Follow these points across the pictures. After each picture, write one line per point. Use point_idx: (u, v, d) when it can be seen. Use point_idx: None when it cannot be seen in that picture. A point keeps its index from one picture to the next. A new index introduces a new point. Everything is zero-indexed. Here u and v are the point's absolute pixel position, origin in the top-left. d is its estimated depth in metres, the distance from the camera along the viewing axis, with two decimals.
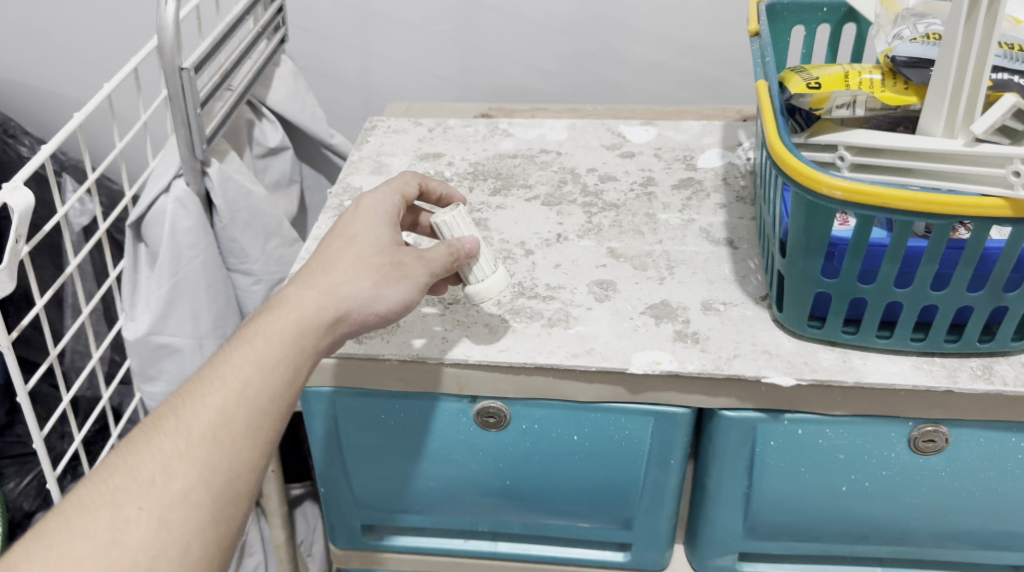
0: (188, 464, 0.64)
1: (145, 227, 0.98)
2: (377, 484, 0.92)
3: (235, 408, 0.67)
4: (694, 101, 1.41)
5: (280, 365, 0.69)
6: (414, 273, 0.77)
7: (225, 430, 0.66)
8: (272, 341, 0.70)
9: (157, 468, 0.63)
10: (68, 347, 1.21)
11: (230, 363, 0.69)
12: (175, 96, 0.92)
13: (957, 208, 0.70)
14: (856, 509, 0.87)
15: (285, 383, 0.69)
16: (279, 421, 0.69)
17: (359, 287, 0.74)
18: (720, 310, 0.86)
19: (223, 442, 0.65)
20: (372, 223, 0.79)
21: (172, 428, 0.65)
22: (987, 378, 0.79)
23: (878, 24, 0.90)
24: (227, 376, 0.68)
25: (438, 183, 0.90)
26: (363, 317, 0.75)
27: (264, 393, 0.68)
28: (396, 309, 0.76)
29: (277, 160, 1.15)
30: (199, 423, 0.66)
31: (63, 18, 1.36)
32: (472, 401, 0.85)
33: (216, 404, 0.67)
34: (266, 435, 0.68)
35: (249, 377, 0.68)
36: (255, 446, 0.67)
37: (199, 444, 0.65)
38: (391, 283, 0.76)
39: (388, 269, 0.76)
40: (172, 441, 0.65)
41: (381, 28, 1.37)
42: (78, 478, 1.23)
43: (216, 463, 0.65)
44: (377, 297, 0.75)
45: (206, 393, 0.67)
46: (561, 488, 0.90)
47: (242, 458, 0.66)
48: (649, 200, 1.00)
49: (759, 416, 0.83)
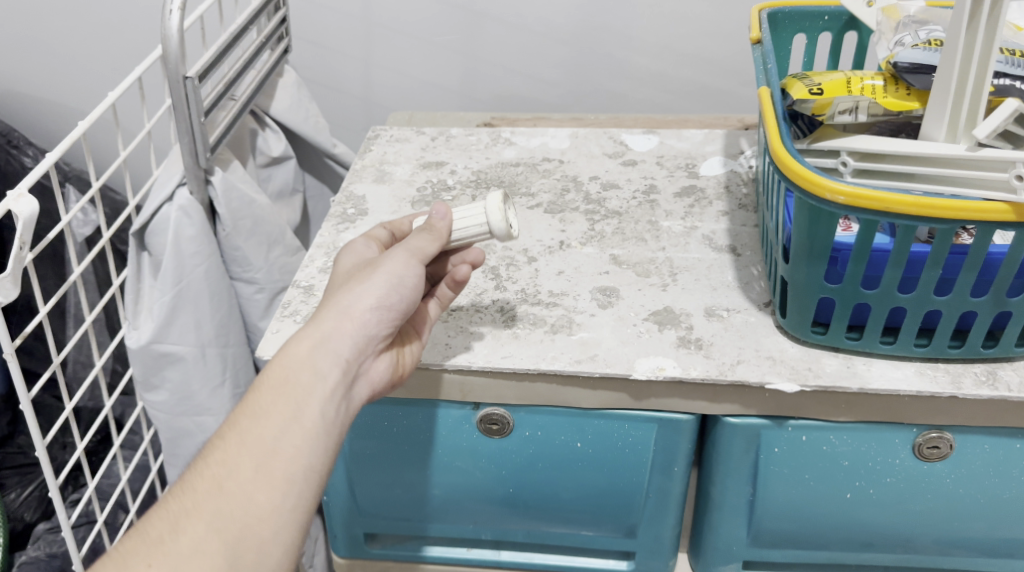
0: (195, 519, 0.63)
1: (148, 235, 0.97)
2: (381, 491, 0.92)
3: (237, 457, 0.66)
4: (696, 111, 1.41)
5: (277, 406, 0.68)
6: (385, 262, 0.75)
7: (230, 479, 0.64)
8: (265, 386, 0.69)
9: (164, 528, 0.62)
10: (71, 357, 1.21)
11: (229, 419, 0.68)
12: (179, 105, 0.92)
13: (963, 213, 0.70)
14: (860, 516, 0.86)
15: (286, 419, 0.67)
16: (293, 458, 0.66)
17: (338, 300, 0.74)
18: (724, 316, 0.86)
19: (231, 490, 0.64)
20: (340, 268, 0.80)
21: (179, 489, 0.64)
22: (992, 384, 0.79)
23: (879, 31, 0.91)
24: (226, 431, 0.67)
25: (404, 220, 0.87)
26: (358, 320, 0.73)
27: (266, 437, 0.66)
28: (386, 294, 0.74)
29: (280, 169, 1.15)
30: (203, 479, 0.65)
31: (67, 29, 1.37)
32: (475, 408, 0.85)
33: (218, 458, 0.66)
34: (281, 473, 0.66)
35: (247, 426, 0.67)
36: (269, 489, 0.65)
37: (206, 497, 0.64)
38: (367, 278, 0.75)
39: (363, 273, 0.76)
40: (178, 501, 0.64)
41: (384, 39, 1.38)
42: (79, 489, 1.23)
43: (224, 513, 0.63)
44: (357, 297, 0.73)
45: (209, 451, 0.66)
46: (565, 495, 0.89)
47: (256, 502, 0.64)
48: (651, 208, 1.01)
49: (763, 422, 0.83)
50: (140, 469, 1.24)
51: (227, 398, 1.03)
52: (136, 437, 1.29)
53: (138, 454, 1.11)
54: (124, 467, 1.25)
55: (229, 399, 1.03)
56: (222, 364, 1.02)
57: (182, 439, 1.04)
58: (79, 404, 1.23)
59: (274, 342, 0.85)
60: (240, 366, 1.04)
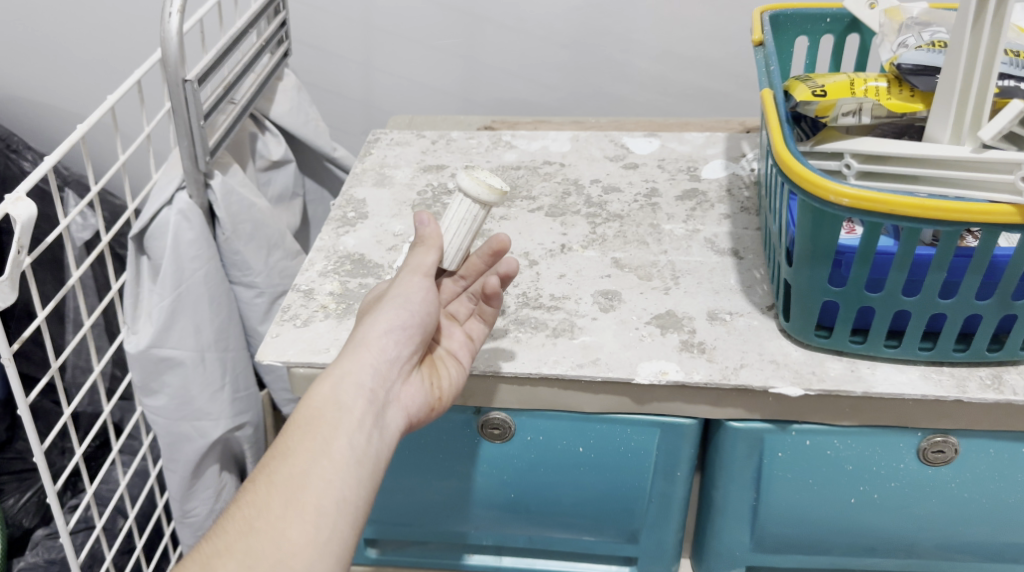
0: (226, 559, 0.61)
1: (147, 239, 0.97)
2: (382, 498, 0.91)
3: (267, 495, 0.64)
4: (696, 114, 1.41)
5: (303, 444, 0.67)
6: (391, 290, 0.76)
7: (260, 517, 0.63)
8: (291, 426, 0.68)
9: (195, 570, 0.61)
10: (70, 362, 1.21)
11: (258, 463, 0.67)
12: (179, 108, 0.91)
13: (970, 217, 0.69)
14: (864, 521, 0.86)
15: (314, 453, 0.66)
16: (324, 491, 0.65)
17: (354, 334, 0.74)
18: (726, 319, 0.86)
19: (261, 528, 0.63)
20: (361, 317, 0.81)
21: (210, 534, 0.64)
22: (997, 388, 0.78)
23: (883, 33, 0.89)
24: (255, 473, 0.66)
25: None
26: (377, 346, 0.72)
27: (294, 473, 0.65)
28: (398, 315, 0.74)
29: (279, 174, 1.14)
30: (233, 520, 0.64)
31: (66, 32, 1.37)
32: (476, 412, 0.84)
33: (247, 498, 0.65)
34: (314, 507, 0.64)
35: (275, 465, 0.66)
36: (301, 523, 0.63)
37: (237, 537, 0.62)
38: (378, 308, 0.75)
39: (374, 306, 0.76)
40: (209, 544, 0.63)
41: (384, 43, 1.38)
42: (78, 495, 1.22)
43: (256, 551, 0.62)
44: (371, 325, 0.73)
45: (239, 494, 0.66)
46: (566, 501, 0.89)
47: (288, 537, 0.63)
48: (652, 211, 1.00)
49: (766, 427, 0.82)
50: (139, 474, 1.23)
51: (227, 403, 1.02)
52: (135, 442, 1.28)
53: (136, 460, 1.11)
54: (122, 472, 1.24)
55: (229, 404, 1.02)
56: (221, 369, 1.01)
57: (180, 445, 1.03)
58: (78, 409, 1.22)
59: (273, 346, 0.84)
60: (240, 371, 1.03)
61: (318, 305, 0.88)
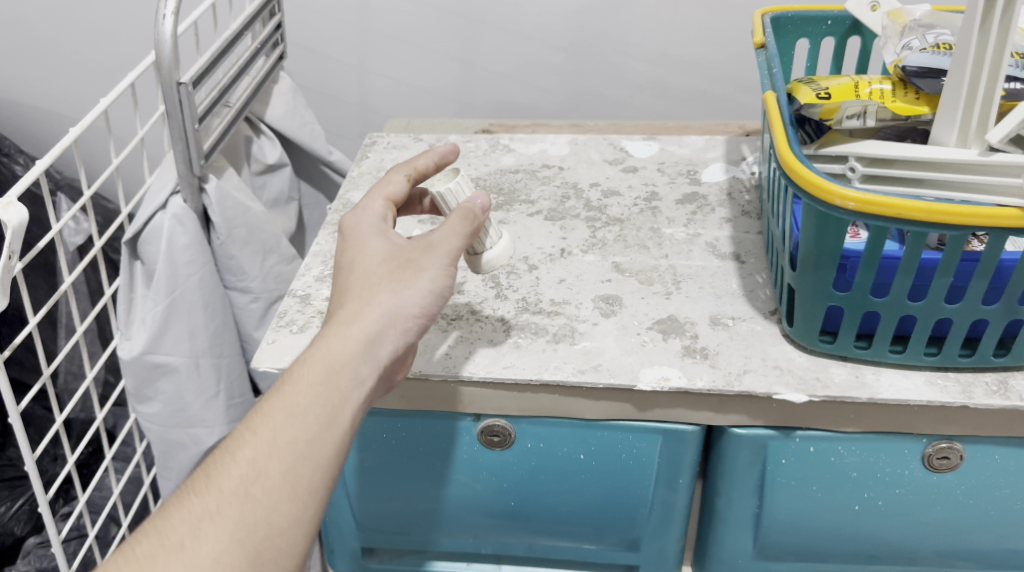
0: (219, 525, 0.61)
1: (141, 244, 0.95)
2: (379, 507, 0.90)
3: (268, 458, 0.64)
4: (695, 117, 1.40)
5: (312, 408, 0.66)
6: (428, 266, 0.72)
7: (257, 484, 0.63)
8: (301, 385, 0.67)
9: (185, 532, 0.61)
10: (62, 367, 1.19)
11: (262, 412, 0.66)
12: (173, 112, 0.90)
13: (975, 221, 0.68)
14: (868, 528, 0.85)
15: (322, 425, 0.66)
16: (321, 470, 0.65)
17: (380, 302, 0.70)
18: (728, 325, 0.84)
19: (256, 497, 0.63)
20: (364, 237, 0.75)
21: (202, 486, 0.63)
22: (1003, 394, 0.77)
23: (885, 36, 0.88)
24: (256, 427, 0.65)
25: (423, 160, 0.82)
26: (403, 327, 0.70)
27: (299, 440, 0.65)
28: (428, 303, 0.71)
29: (275, 177, 1.13)
30: (229, 480, 0.63)
31: (59, 36, 1.35)
32: (476, 419, 0.83)
33: (247, 456, 0.64)
34: (309, 484, 0.64)
35: (279, 425, 0.65)
36: (295, 498, 0.64)
37: (232, 502, 0.62)
38: (410, 282, 0.71)
39: (401, 272, 0.71)
40: (202, 501, 0.62)
41: (379, 46, 1.37)
42: (70, 502, 1.20)
43: (249, 521, 0.62)
44: (403, 303, 0.70)
45: (237, 446, 0.65)
46: (563, 508, 0.87)
47: (281, 512, 0.63)
48: (653, 215, 0.99)
49: (770, 433, 0.81)
50: (132, 481, 1.22)
51: (222, 410, 1.01)
52: (128, 449, 1.26)
53: (130, 467, 1.09)
54: (115, 480, 1.22)
55: (223, 411, 1.01)
56: (216, 375, 1.00)
57: (175, 452, 1.02)
58: (70, 416, 1.20)
59: (270, 353, 0.83)
60: (235, 377, 1.01)
61: (315, 311, 0.87)
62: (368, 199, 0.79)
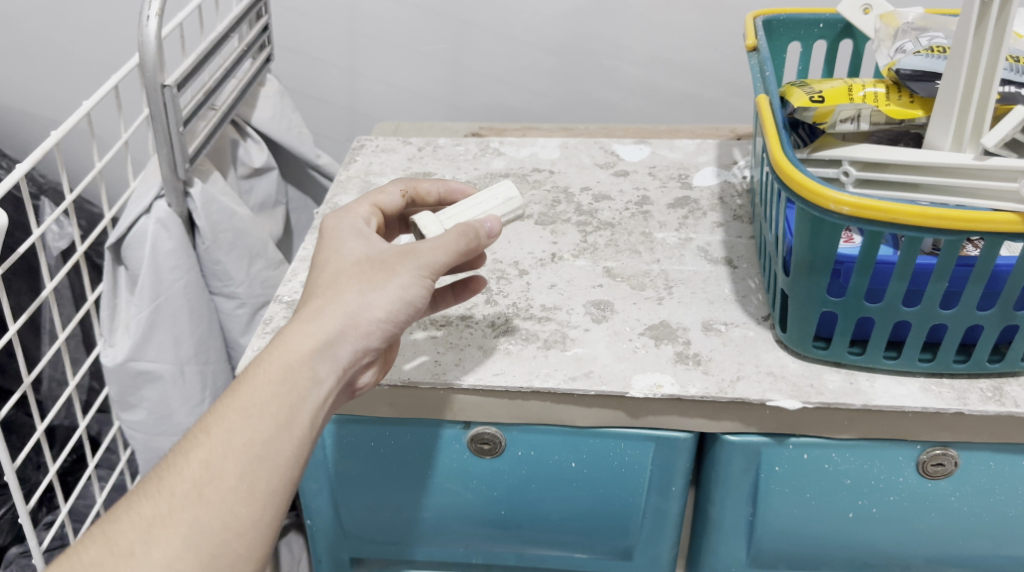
0: (170, 530, 0.61)
1: (124, 248, 0.93)
2: (367, 514, 0.88)
3: (221, 460, 0.63)
4: (686, 121, 1.39)
5: (268, 408, 0.65)
6: (400, 269, 0.69)
7: (210, 487, 0.62)
8: (258, 384, 0.66)
9: (135, 538, 0.60)
10: (45, 374, 1.15)
11: (217, 413, 0.65)
12: (157, 114, 0.89)
13: (970, 225, 0.68)
14: (863, 535, 0.84)
15: (278, 424, 0.65)
16: (277, 471, 0.64)
17: (344, 301, 0.68)
18: (721, 330, 0.84)
19: (209, 499, 0.62)
20: (339, 239, 0.73)
21: (154, 489, 0.62)
22: (998, 400, 0.77)
23: (878, 39, 0.88)
24: (210, 429, 0.64)
25: (428, 184, 0.84)
26: (365, 330, 0.68)
27: (255, 441, 0.64)
28: (397, 309, 0.69)
29: (261, 181, 1.11)
30: (181, 483, 0.62)
31: (43, 40, 1.34)
32: (465, 427, 0.82)
33: (200, 458, 0.63)
34: (264, 486, 0.64)
35: (234, 426, 0.64)
36: (251, 500, 0.63)
37: (184, 505, 0.62)
38: (378, 285, 0.69)
39: (372, 275, 0.69)
40: (152, 505, 0.62)
41: (368, 48, 1.35)
42: (54, 511, 1.16)
43: (201, 525, 0.61)
44: (366, 305, 0.68)
45: (191, 448, 0.64)
46: (554, 516, 0.86)
47: (236, 515, 0.62)
48: (644, 219, 0.98)
49: (764, 441, 0.80)
50: (117, 489, 1.20)
51: None
52: (113, 456, 1.24)
53: (114, 475, 1.07)
54: (99, 488, 1.20)
55: None
56: (201, 382, 0.98)
57: (159, 459, 1.01)
58: (54, 423, 1.16)
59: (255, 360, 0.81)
60: (220, 384, 1.00)
61: None
62: (356, 202, 0.79)
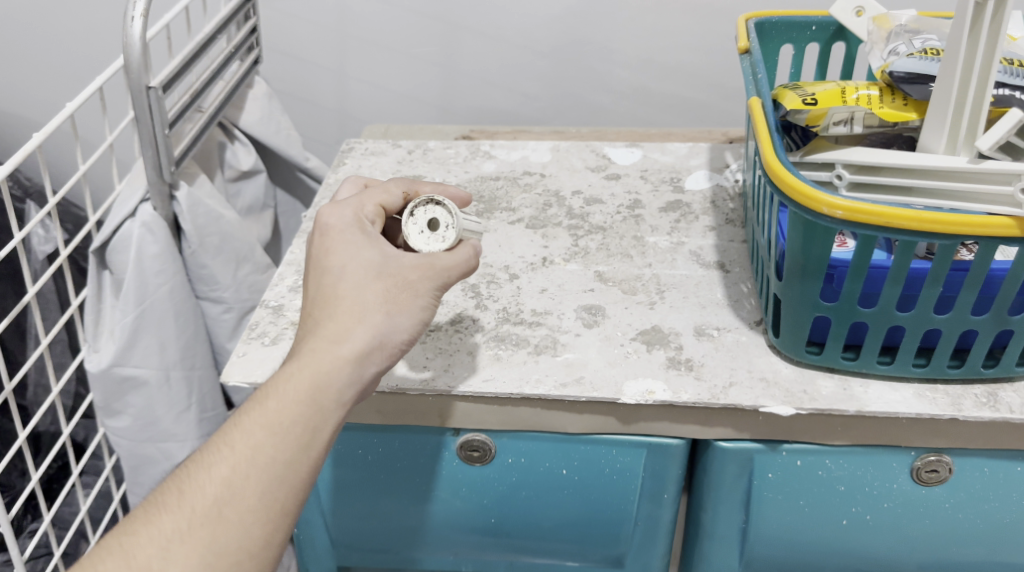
0: (188, 548, 0.60)
1: (109, 253, 0.92)
2: (355, 522, 0.87)
3: (244, 479, 0.62)
4: (678, 124, 1.38)
5: (294, 428, 0.64)
6: (423, 290, 0.69)
7: (230, 505, 0.62)
8: (285, 402, 0.65)
9: (153, 553, 0.60)
10: (31, 378, 1.13)
11: (241, 426, 0.64)
12: (142, 115, 0.88)
13: (962, 227, 0.67)
14: (857, 543, 0.83)
15: (302, 445, 0.64)
16: (294, 493, 0.64)
17: (374, 322, 0.67)
18: (714, 335, 0.83)
19: (228, 518, 0.62)
20: (352, 244, 0.70)
21: (173, 503, 0.62)
22: (992, 406, 0.76)
23: (871, 41, 0.87)
24: (234, 442, 0.64)
25: (428, 188, 0.80)
26: (389, 352, 0.68)
27: (278, 461, 0.63)
28: (417, 330, 0.69)
29: (249, 184, 1.10)
30: (202, 500, 0.62)
31: (27, 42, 1.32)
32: (455, 434, 0.81)
33: (223, 474, 0.62)
34: (280, 507, 0.63)
35: (258, 443, 0.63)
36: (267, 521, 0.63)
37: (203, 523, 0.61)
38: (404, 307, 0.68)
39: (397, 294, 0.69)
40: (173, 520, 0.61)
41: (358, 50, 1.34)
42: (38, 518, 1.14)
43: (220, 544, 0.61)
44: (394, 328, 0.68)
45: (214, 462, 0.63)
46: (546, 523, 0.85)
47: (252, 536, 0.62)
48: (636, 222, 0.97)
49: (756, 447, 0.79)
50: (102, 496, 1.18)
51: (193, 423, 0.98)
52: (99, 462, 1.22)
53: (99, 482, 1.06)
54: (84, 494, 1.18)
55: (195, 425, 0.98)
56: (187, 388, 0.97)
57: (145, 467, 0.99)
58: (39, 429, 1.14)
59: (240, 366, 0.80)
60: (207, 390, 0.99)
61: (287, 322, 0.85)
62: (360, 200, 0.75)
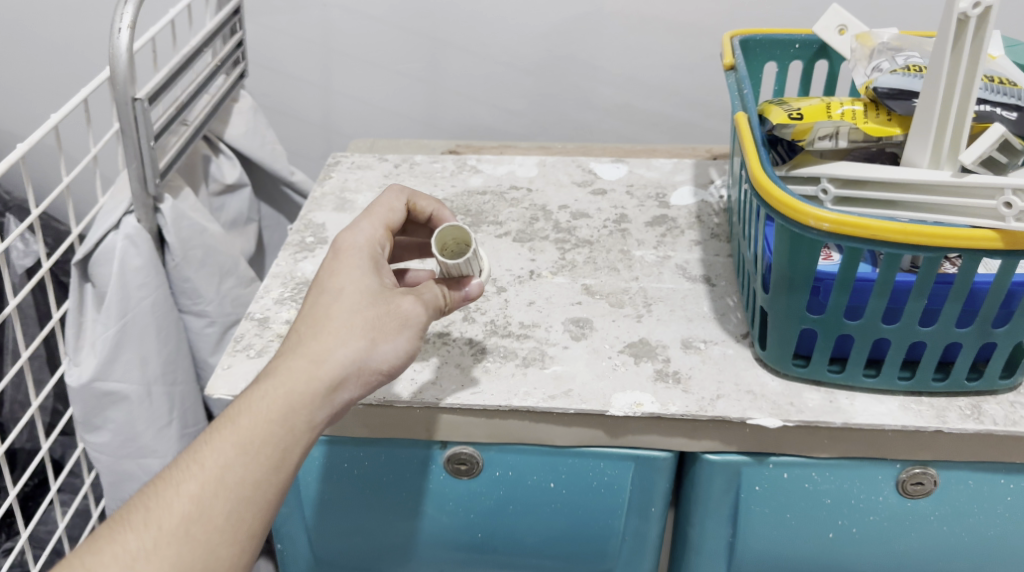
0: (153, 566, 0.60)
1: (92, 266, 0.91)
2: (339, 539, 0.87)
3: (212, 500, 0.62)
4: (662, 142, 1.39)
5: (264, 447, 0.64)
6: (415, 320, 0.70)
7: (198, 525, 0.61)
8: (257, 420, 0.64)
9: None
10: (8, 395, 1.11)
11: (210, 445, 0.64)
12: (127, 127, 0.87)
13: (946, 242, 0.67)
14: (843, 557, 0.83)
15: (271, 466, 0.64)
16: (262, 511, 0.64)
17: (353, 349, 0.67)
18: (701, 348, 0.83)
19: (197, 538, 0.61)
20: (357, 268, 0.72)
21: (140, 522, 0.61)
22: (976, 419, 0.76)
23: (854, 58, 0.88)
24: (204, 460, 0.63)
25: (426, 201, 0.82)
26: (365, 378, 0.68)
27: (246, 481, 0.63)
28: (399, 362, 0.69)
29: (234, 198, 1.09)
30: (170, 518, 0.61)
31: (11, 56, 1.32)
32: (442, 447, 0.81)
33: (191, 492, 0.62)
34: (248, 528, 0.63)
35: (228, 462, 0.63)
36: (234, 541, 0.62)
37: (171, 541, 0.61)
38: (389, 336, 0.69)
39: (385, 322, 0.69)
40: (138, 538, 0.60)
41: (342, 66, 1.34)
42: (13, 536, 1.12)
43: (185, 562, 0.61)
44: (375, 356, 0.68)
45: (182, 480, 0.63)
46: (531, 539, 0.85)
47: (218, 556, 0.62)
48: (623, 236, 0.97)
49: (743, 460, 0.79)
50: (81, 514, 1.16)
51: (174, 439, 0.97)
52: (77, 479, 1.20)
53: (78, 500, 1.05)
54: (62, 513, 1.17)
55: (176, 440, 0.97)
56: (168, 403, 0.96)
57: (125, 483, 0.98)
58: (16, 445, 1.12)
59: (224, 380, 0.79)
60: (188, 406, 0.98)
61: (274, 334, 0.84)
62: (372, 222, 0.77)
